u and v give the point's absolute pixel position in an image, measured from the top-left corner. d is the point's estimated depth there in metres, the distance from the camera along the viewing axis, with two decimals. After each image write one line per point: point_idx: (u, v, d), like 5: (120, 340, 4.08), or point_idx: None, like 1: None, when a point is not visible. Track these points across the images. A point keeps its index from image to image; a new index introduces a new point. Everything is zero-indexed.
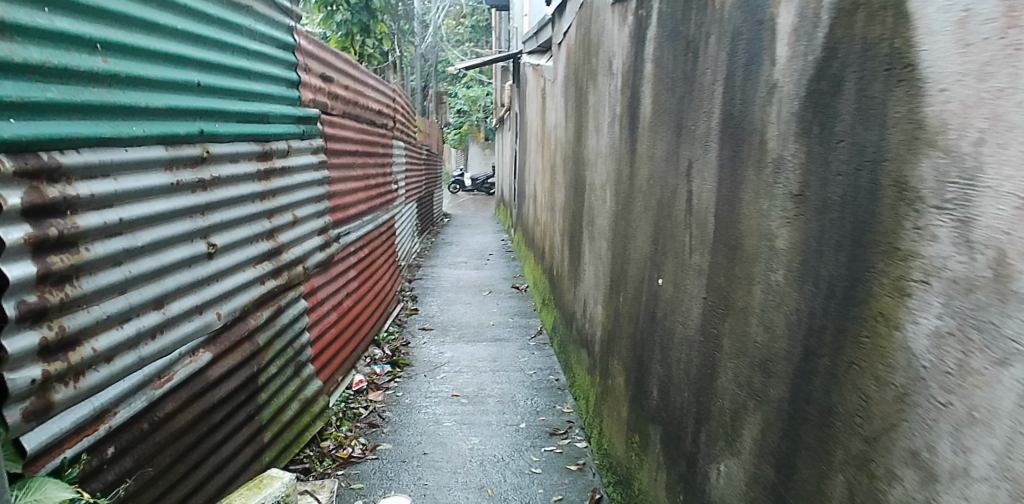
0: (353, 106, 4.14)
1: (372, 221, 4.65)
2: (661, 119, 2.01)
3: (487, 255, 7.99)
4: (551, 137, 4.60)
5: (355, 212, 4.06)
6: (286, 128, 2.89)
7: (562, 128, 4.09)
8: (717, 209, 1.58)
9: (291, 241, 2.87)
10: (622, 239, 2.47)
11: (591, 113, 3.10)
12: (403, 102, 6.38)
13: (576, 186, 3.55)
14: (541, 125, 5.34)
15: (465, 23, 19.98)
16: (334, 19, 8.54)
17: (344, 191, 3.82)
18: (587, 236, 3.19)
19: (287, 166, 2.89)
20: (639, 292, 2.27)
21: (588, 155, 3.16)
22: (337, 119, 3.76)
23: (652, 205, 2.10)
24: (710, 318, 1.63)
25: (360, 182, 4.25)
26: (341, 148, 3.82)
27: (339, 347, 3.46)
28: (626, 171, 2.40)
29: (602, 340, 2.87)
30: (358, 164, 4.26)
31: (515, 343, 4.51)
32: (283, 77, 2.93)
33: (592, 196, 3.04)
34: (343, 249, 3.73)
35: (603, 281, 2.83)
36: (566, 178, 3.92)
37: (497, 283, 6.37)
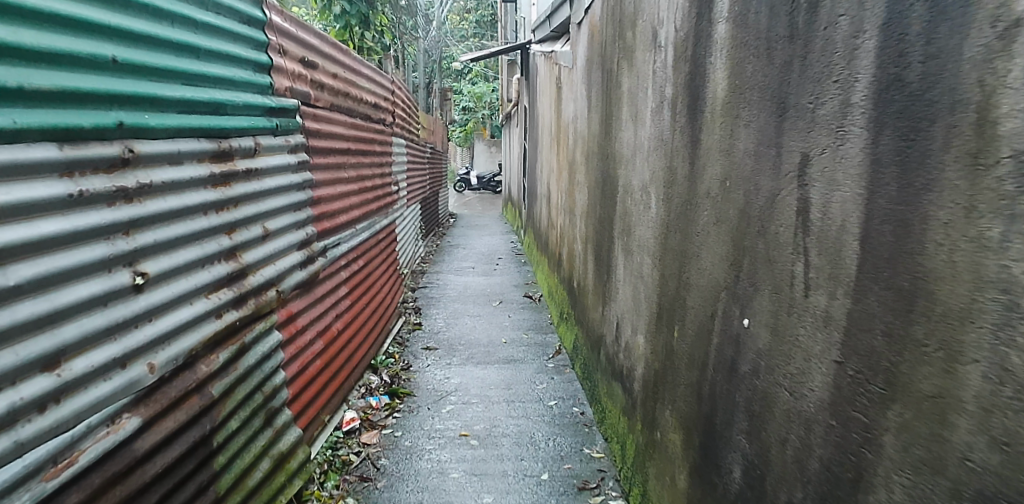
0: (343, 98, 3.57)
1: (369, 230, 4.09)
2: (742, 101, 1.46)
3: (496, 259, 7.41)
4: (569, 131, 4.03)
5: (346, 219, 3.50)
6: (252, 122, 2.33)
7: (584, 120, 3.52)
8: (863, 230, 1.04)
9: (260, 260, 2.31)
10: (677, 258, 1.90)
11: (623, 101, 2.54)
12: (403, 95, 5.80)
13: (603, 188, 2.99)
14: (555, 118, 4.76)
15: (470, 18, 19.36)
16: (331, 11, 7.94)
17: (333, 195, 3.27)
18: (620, 249, 2.63)
19: (253, 169, 2.33)
20: (705, 332, 1.70)
21: (620, 151, 2.60)
22: (323, 112, 3.20)
23: (727, 217, 1.54)
24: (855, 395, 1.06)
25: (352, 186, 3.69)
26: (328, 146, 3.26)
27: (326, 382, 2.90)
28: (681, 171, 1.84)
29: (645, 380, 2.31)
30: (350, 165, 3.70)
31: (531, 365, 3.94)
32: (249, 58, 2.36)
33: (628, 202, 2.48)
34: (331, 265, 3.17)
35: (646, 308, 2.27)
36: (589, 178, 3.35)
37: (508, 292, 5.79)
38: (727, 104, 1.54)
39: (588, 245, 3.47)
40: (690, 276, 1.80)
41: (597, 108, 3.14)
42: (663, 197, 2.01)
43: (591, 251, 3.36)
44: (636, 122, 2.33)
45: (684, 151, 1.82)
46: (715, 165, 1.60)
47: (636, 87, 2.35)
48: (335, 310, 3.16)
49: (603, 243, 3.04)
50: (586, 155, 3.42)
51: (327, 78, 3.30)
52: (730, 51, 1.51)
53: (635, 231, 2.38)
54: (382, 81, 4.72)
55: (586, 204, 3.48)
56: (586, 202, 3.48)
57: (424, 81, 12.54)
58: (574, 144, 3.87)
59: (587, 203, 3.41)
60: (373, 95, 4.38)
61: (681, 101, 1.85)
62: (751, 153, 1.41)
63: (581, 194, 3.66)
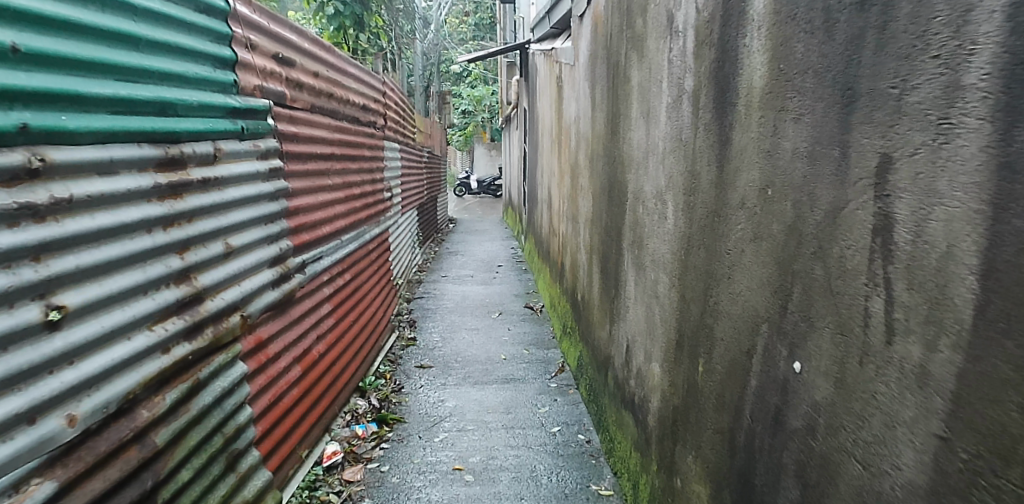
0: (327, 99, 3.26)
1: (357, 241, 3.78)
2: (788, 90, 1.18)
3: (496, 266, 7.12)
4: (571, 133, 3.74)
5: (331, 230, 3.19)
6: (211, 124, 2.00)
7: (586, 121, 3.24)
8: (983, 261, 0.75)
9: (219, 282, 2.00)
10: (703, 279, 1.60)
11: (632, 96, 2.26)
12: (397, 96, 5.51)
13: (609, 194, 2.70)
14: (556, 119, 4.47)
15: (468, 20, 19.10)
16: (324, 11, 7.64)
17: (316, 204, 2.97)
18: (630, 264, 2.34)
19: (213, 177, 2.01)
20: (739, 371, 1.41)
21: (628, 155, 2.32)
22: (303, 115, 2.89)
23: (770, 233, 1.25)
24: (975, 487, 0.77)
25: (337, 194, 3.38)
26: (311, 150, 2.96)
27: (303, 413, 2.60)
28: (706, 177, 1.55)
29: (659, 415, 2.02)
30: (335, 172, 3.39)
31: (532, 385, 3.64)
32: (211, 52, 2.04)
33: (639, 211, 2.19)
34: (311, 281, 2.86)
35: (660, 333, 1.98)
36: (593, 184, 3.07)
37: (507, 302, 5.50)
38: (765, 96, 1.26)
39: (592, 256, 3.18)
40: (720, 302, 1.50)
41: (602, 107, 2.85)
42: (684, 207, 1.71)
43: (596, 264, 3.07)
44: (648, 120, 2.05)
45: (710, 154, 1.53)
46: (753, 170, 1.32)
47: (647, 81, 2.06)
48: (315, 332, 2.86)
49: (609, 255, 2.75)
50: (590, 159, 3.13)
51: (308, 78, 2.98)
52: (772, 29, 1.23)
53: (647, 244, 2.09)
54: (373, 81, 4.40)
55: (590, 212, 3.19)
56: (590, 209, 3.19)
57: (422, 84, 12.25)
58: (576, 148, 3.59)
59: (591, 212, 3.11)
60: (363, 97, 4.07)
61: (704, 94, 1.56)
62: (802, 155, 1.13)
63: (584, 202, 3.37)
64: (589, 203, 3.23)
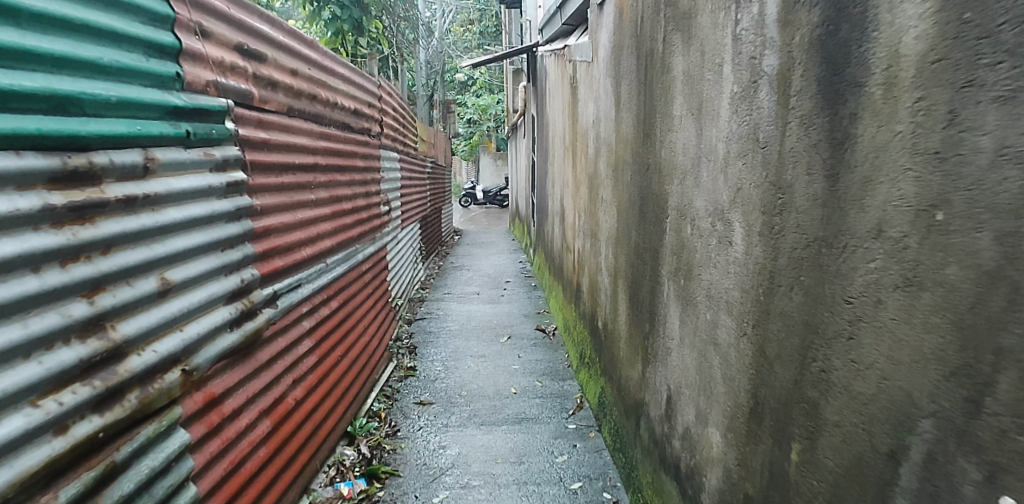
0: (311, 102, 2.79)
1: (348, 262, 3.28)
2: (984, 55, 0.73)
3: (503, 282, 6.66)
4: (589, 139, 3.28)
5: (316, 252, 2.73)
6: (142, 127, 1.53)
7: (609, 125, 2.79)
8: None
9: (150, 330, 1.51)
10: (804, 334, 1.13)
11: (675, 89, 1.81)
12: (397, 102, 5.05)
13: (640, 209, 2.25)
14: (570, 123, 4.00)
15: (473, 29, 18.77)
16: (321, 15, 7.21)
17: (298, 223, 2.51)
18: (673, 297, 1.87)
19: (147, 195, 1.53)
20: (875, 481, 0.95)
21: (669, 162, 1.88)
22: (281, 119, 2.43)
23: (944, 281, 0.80)
24: None
25: (323, 211, 2.91)
26: (293, 159, 2.52)
27: (272, 477, 2.13)
28: (807, 192, 1.10)
29: (720, 498, 1.54)
30: (321, 186, 2.92)
31: (547, 427, 3.17)
32: (143, 38, 1.58)
33: (687, 232, 1.72)
34: (289, 313, 2.36)
35: (722, 392, 1.52)
36: (618, 197, 2.62)
37: (516, 324, 4.99)
38: (926, 68, 0.82)
39: (618, 281, 2.71)
40: (839, 372, 1.03)
41: (631, 106, 2.38)
42: (770, 231, 1.24)
43: (623, 291, 2.59)
44: (700, 118, 1.61)
45: (811, 158, 1.08)
46: (903, 180, 0.87)
47: (700, 67, 1.60)
48: (292, 376, 2.38)
49: (641, 281, 2.27)
50: (614, 169, 2.68)
51: (284, 76, 2.50)
52: None
53: (699, 276, 1.64)
54: (369, 84, 3.93)
55: (614, 228, 2.73)
56: (614, 226, 2.74)
57: (426, 92, 11.83)
58: (595, 157, 3.14)
59: (617, 230, 2.65)
60: (357, 100, 3.60)
61: (798, 77, 1.12)
62: (1018, 156, 0.68)
63: (606, 219, 2.91)
64: (612, 219, 2.77)
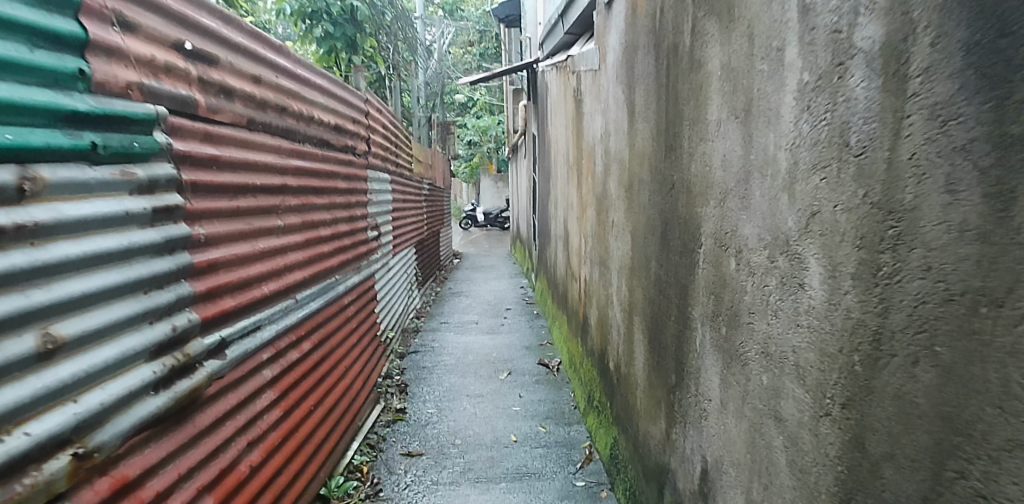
0: (282, 116, 2.44)
1: (326, 297, 2.87)
2: None
3: (503, 309, 6.25)
4: (597, 157, 2.93)
5: (282, 287, 2.33)
6: (21, 136, 1.14)
7: (620, 139, 2.44)
8: None
9: (24, 405, 1.11)
10: (954, 432, 0.73)
11: (710, 88, 1.45)
12: (388, 120, 4.68)
13: (662, 236, 1.87)
14: (575, 139, 3.65)
15: (473, 51, 18.63)
16: (312, 33, 6.95)
17: (257, 253, 2.14)
18: (710, 348, 1.48)
19: (25, 224, 1.14)
20: None
21: (703, 179, 1.51)
22: (239, 133, 2.07)
23: None
24: None
25: (294, 239, 2.53)
26: (254, 178, 2.16)
27: None
28: (947, 218, 0.73)
29: None
30: (293, 210, 2.55)
31: (552, 484, 2.75)
32: (31, 20, 1.19)
33: (731, 267, 1.35)
34: (241, 363, 1.96)
35: (789, 486, 1.12)
36: (632, 222, 2.25)
37: (517, 356, 4.56)
38: None
39: (632, 320, 2.32)
40: None
41: (648, 116, 2.02)
42: (881, 276, 0.85)
43: (640, 332, 2.20)
44: (748, 122, 1.25)
45: (953, 166, 0.71)
46: None
47: (749, 57, 1.25)
48: (245, 438, 1.96)
49: (664, 323, 1.88)
50: (627, 189, 2.31)
51: (246, 84, 2.14)
52: None
53: (750, 325, 1.26)
54: (356, 99, 3.59)
55: (627, 257, 2.34)
56: (627, 255, 2.36)
57: (424, 114, 11.57)
58: (603, 176, 2.78)
59: (632, 258, 2.27)
60: (342, 116, 3.25)
61: (921, 48, 0.76)
62: None
63: (616, 247, 2.54)
64: (625, 246, 2.39)
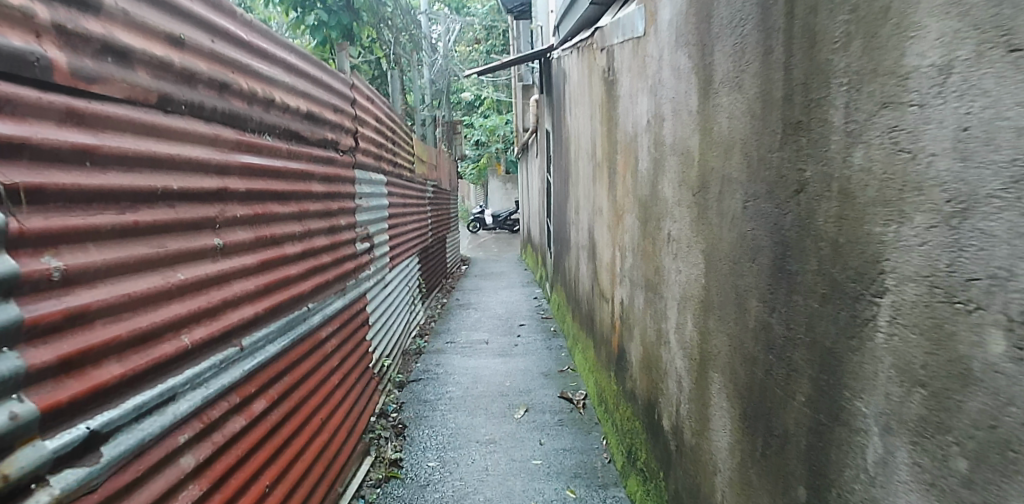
0: (223, 96, 1.79)
1: (297, 333, 2.19)
2: None
3: (516, 325, 5.57)
4: (641, 150, 2.27)
5: (224, 331, 1.65)
6: None
7: (682, 123, 1.77)
8: None
9: None
10: None
11: (920, 10, 0.80)
12: (382, 112, 4.03)
13: (783, 265, 1.18)
14: (604, 130, 2.99)
15: (480, 48, 18.02)
16: (305, 22, 6.34)
17: (179, 287, 1.47)
18: (920, 481, 0.82)
19: None
20: None
21: (894, 176, 0.86)
22: (140, 114, 1.41)
23: None
24: None
25: (245, 261, 1.83)
26: (171, 180, 1.50)
27: None
28: None
29: None
30: (243, 222, 1.86)
31: None
32: None
33: (997, 349, 0.69)
34: (137, 457, 1.28)
35: None
36: (709, 239, 1.58)
37: (535, 387, 3.87)
38: None
39: (706, 377, 1.65)
40: None
41: (743, 83, 1.35)
42: None
43: (724, 399, 1.52)
44: None
45: None
46: None
47: None
48: None
49: (783, 400, 1.21)
50: (699, 192, 1.63)
51: (156, 44, 1.49)
52: None
53: None
54: (340, 82, 2.93)
55: (700, 287, 1.66)
56: (699, 282, 1.67)
57: (429, 112, 10.95)
58: (652, 176, 2.11)
59: (711, 286, 1.58)
60: (320, 102, 2.59)
61: None
62: None
63: (677, 271, 1.86)
64: (695, 271, 1.71)
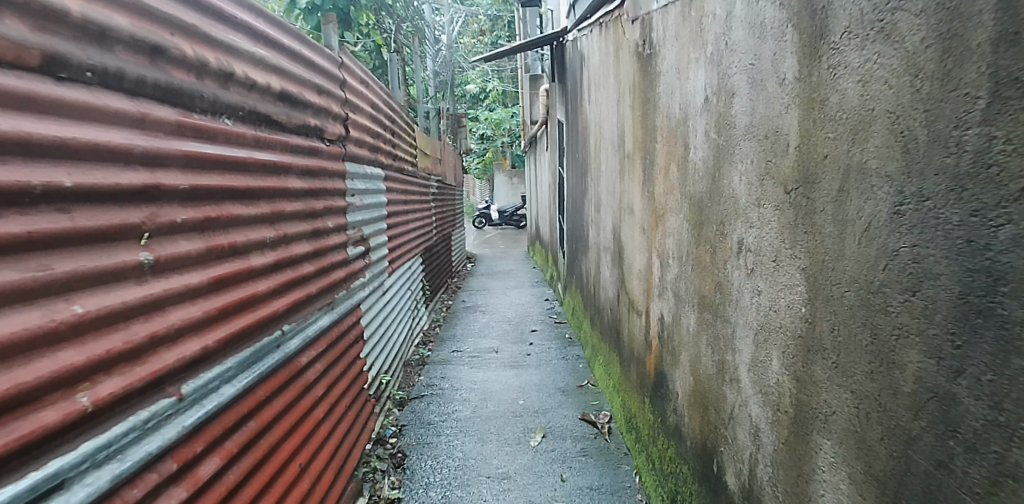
0: (159, 63, 1.36)
1: (266, 365, 1.75)
2: None
3: (527, 331, 5.12)
4: (693, 136, 1.82)
5: (155, 376, 1.22)
6: None
7: (773, 95, 1.31)
8: None
9: None
10: None
11: None
12: (379, 98, 3.58)
13: (1002, 310, 0.74)
14: (637, 114, 2.54)
15: (485, 38, 17.50)
16: (297, 5, 5.86)
17: (76, 325, 1.03)
18: None
19: None
20: None
21: None
22: (8, 79, 0.97)
23: None
24: None
25: (186, 281, 1.39)
26: (73, 174, 1.06)
27: None
28: None
29: None
30: (187, 230, 1.42)
31: None
32: None
33: None
34: None
35: None
36: (827, 256, 1.12)
37: (552, 406, 3.43)
38: None
39: (810, 442, 1.20)
40: None
41: (896, 29, 0.91)
42: None
43: (847, 483, 1.07)
44: None
45: None
46: None
47: None
48: None
49: None
50: (808, 191, 1.17)
51: None
52: None
53: None
54: (326, 59, 2.49)
55: (802, 320, 1.21)
56: (801, 312, 1.22)
57: (433, 104, 10.47)
58: (712, 168, 1.66)
59: (825, 320, 1.13)
60: (301, 81, 2.15)
61: None
62: None
63: (761, 295, 1.40)
64: (793, 297, 1.25)
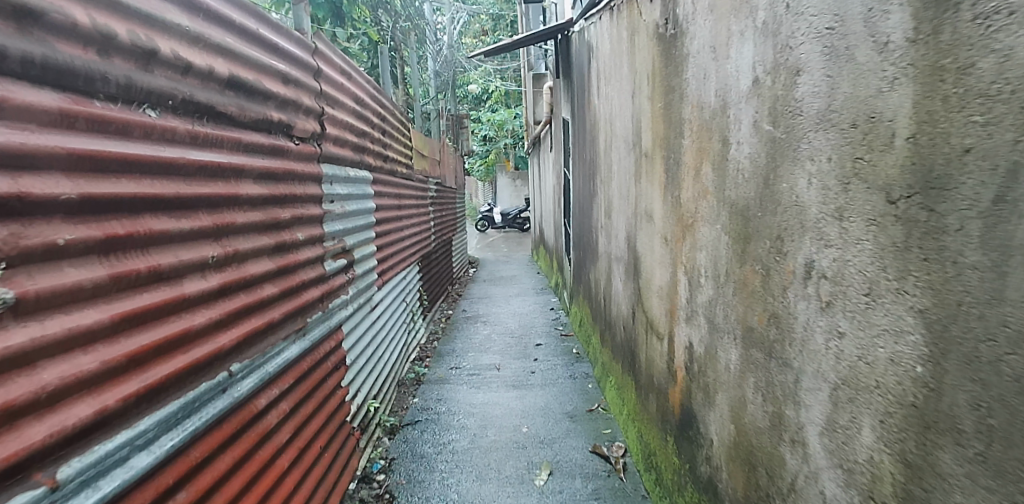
0: (39, 31, 1.02)
1: (204, 417, 1.37)
2: None
3: (532, 345, 4.76)
4: (735, 128, 1.47)
5: (13, 464, 0.87)
6: None
7: (869, 67, 0.95)
8: None
9: None
10: None
11: None
12: (366, 93, 3.24)
13: None
14: (657, 106, 2.20)
15: (487, 38, 17.18)
16: None
17: None
18: None
19: None
20: None
21: None
22: None
23: None
24: None
25: (77, 320, 1.02)
26: None
27: None
28: None
29: None
30: (84, 253, 1.06)
31: None
32: None
33: None
34: None
35: None
36: (972, 297, 0.76)
37: (559, 437, 3.07)
38: None
39: None
40: None
41: None
42: None
43: None
44: None
45: None
46: None
47: None
48: None
49: None
50: (938, 200, 0.81)
51: None
52: None
53: None
54: (295, 44, 2.14)
55: (924, 384, 0.85)
56: (920, 372, 0.86)
57: (433, 104, 10.14)
58: (767, 167, 1.31)
59: (971, 391, 0.77)
60: (260, 68, 1.81)
61: None
62: None
63: (846, 339, 1.04)
64: (907, 349, 0.89)
